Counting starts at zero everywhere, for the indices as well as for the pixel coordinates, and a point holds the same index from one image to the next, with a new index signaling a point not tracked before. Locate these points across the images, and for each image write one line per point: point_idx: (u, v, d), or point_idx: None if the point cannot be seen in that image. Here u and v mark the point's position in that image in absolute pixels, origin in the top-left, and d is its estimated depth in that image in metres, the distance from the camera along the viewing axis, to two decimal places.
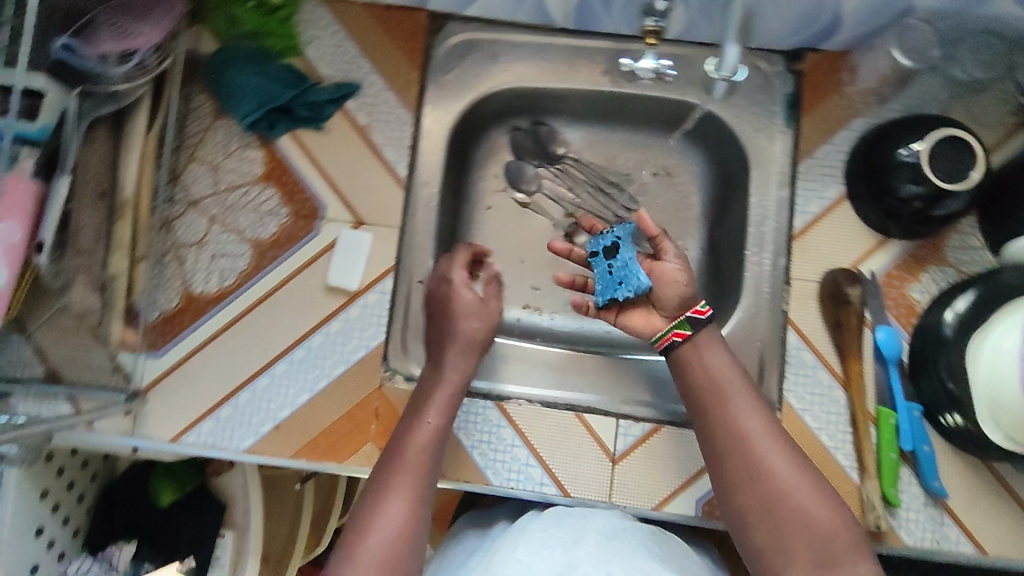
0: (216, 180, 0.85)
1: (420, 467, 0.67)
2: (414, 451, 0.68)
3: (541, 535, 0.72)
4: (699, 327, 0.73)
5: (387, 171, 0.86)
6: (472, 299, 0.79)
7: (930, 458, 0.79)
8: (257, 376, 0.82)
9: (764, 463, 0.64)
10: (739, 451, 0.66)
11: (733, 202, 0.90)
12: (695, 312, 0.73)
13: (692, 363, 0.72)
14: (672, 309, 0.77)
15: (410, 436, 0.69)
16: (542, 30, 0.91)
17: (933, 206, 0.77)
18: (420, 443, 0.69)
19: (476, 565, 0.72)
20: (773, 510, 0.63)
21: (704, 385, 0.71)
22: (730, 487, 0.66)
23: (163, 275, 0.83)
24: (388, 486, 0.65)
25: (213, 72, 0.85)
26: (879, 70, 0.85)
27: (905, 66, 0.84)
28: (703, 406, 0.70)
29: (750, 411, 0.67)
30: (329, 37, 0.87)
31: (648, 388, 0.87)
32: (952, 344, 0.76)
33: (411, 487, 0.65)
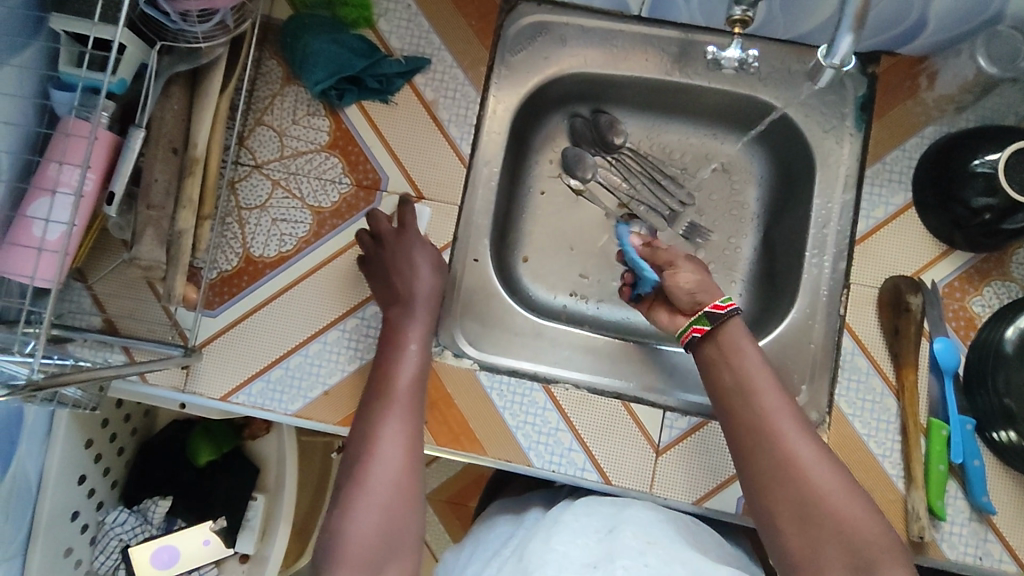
0: (282, 145, 0.86)
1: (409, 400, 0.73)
2: (401, 385, 0.73)
3: (574, 526, 0.70)
4: (716, 324, 0.72)
5: (450, 148, 0.86)
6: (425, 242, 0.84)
7: (979, 472, 0.77)
8: (309, 342, 0.83)
9: (796, 465, 0.62)
10: (771, 453, 0.63)
11: (793, 202, 0.91)
12: (715, 308, 0.72)
13: (718, 362, 0.71)
14: (689, 306, 0.76)
15: (397, 370, 0.75)
16: (614, 16, 0.90)
17: (1004, 219, 0.74)
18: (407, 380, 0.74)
19: (511, 552, 0.70)
20: (813, 520, 0.60)
21: (729, 387, 0.68)
22: (765, 491, 0.63)
23: (224, 236, 0.84)
24: (382, 418, 0.70)
25: (288, 37, 0.85)
26: (962, 77, 0.83)
27: (992, 74, 0.82)
28: (728, 403, 0.68)
29: (780, 415, 0.65)
30: (402, 10, 0.87)
31: (683, 380, 0.88)
32: (1013, 360, 0.75)
33: (406, 424, 0.70)
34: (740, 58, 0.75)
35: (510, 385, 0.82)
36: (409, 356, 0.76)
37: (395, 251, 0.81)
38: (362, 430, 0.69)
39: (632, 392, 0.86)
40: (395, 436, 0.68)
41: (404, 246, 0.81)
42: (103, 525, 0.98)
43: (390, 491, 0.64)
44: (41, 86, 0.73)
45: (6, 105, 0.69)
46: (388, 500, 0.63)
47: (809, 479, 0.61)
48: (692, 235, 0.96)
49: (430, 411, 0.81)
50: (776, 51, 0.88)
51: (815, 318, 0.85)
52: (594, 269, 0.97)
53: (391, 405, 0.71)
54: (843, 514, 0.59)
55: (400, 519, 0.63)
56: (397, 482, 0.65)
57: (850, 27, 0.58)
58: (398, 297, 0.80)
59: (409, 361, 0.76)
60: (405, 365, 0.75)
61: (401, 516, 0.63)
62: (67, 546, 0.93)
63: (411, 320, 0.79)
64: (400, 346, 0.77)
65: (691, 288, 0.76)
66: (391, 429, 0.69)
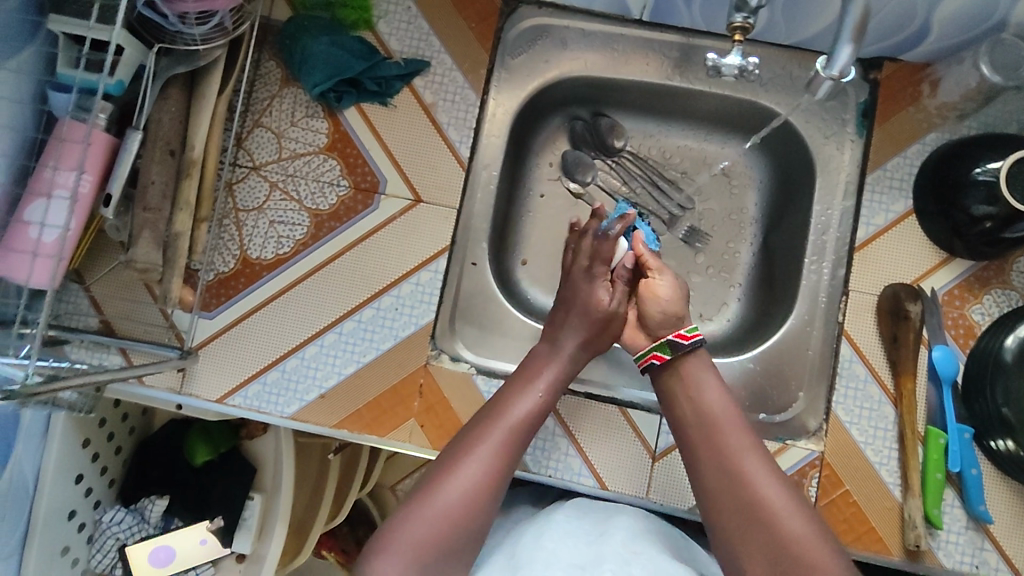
0: (280, 147, 0.85)
1: (504, 445, 0.66)
2: (513, 420, 0.68)
3: (567, 523, 0.71)
4: (677, 353, 0.73)
5: (449, 151, 0.86)
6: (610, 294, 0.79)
7: (977, 481, 0.76)
8: (307, 344, 0.83)
9: (763, 504, 0.62)
10: (739, 494, 0.63)
11: (793, 207, 0.90)
12: (677, 337, 0.73)
13: (680, 398, 0.71)
14: (655, 332, 0.77)
15: (518, 398, 0.70)
16: (615, 19, 0.89)
17: (1005, 228, 0.73)
18: (511, 421, 0.68)
19: (501, 547, 0.71)
20: (783, 562, 0.59)
21: (695, 424, 0.69)
22: (734, 535, 0.62)
23: (222, 237, 0.84)
24: (474, 444, 0.66)
25: (287, 39, 0.85)
26: (966, 85, 0.82)
27: (994, 82, 0.79)
28: (693, 444, 0.68)
29: (747, 453, 0.65)
30: (402, 13, 0.87)
31: None
32: (1013, 369, 0.75)
33: (486, 467, 0.64)
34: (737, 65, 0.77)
35: None
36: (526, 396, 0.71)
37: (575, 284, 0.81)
38: (448, 454, 0.66)
39: (626, 399, 0.85)
40: (478, 466, 0.64)
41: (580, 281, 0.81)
42: (100, 524, 0.99)
43: (460, 507, 0.62)
44: (39, 88, 0.73)
45: (5, 108, 0.69)
46: (451, 518, 0.61)
47: (777, 519, 0.61)
48: (692, 240, 0.96)
49: (427, 415, 0.82)
50: (778, 56, 0.88)
51: (813, 326, 0.85)
52: None
53: (486, 435, 0.66)
54: (816, 557, 0.58)
55: (455, 546, 0.62)
56: (465, 513, 0.62)
57: (849, 38, 0.58)
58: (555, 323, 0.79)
59: (533, 397, 0.71)
60: (526, 400, 0.70)
61: (455, 539, 0.61)
62: (64, 545, 0.93)
63: (547, 355, 0.76)
64: (529, 379, 0.73)
65: (666, 310, 0.76)
66: (473, 462, 0.64)
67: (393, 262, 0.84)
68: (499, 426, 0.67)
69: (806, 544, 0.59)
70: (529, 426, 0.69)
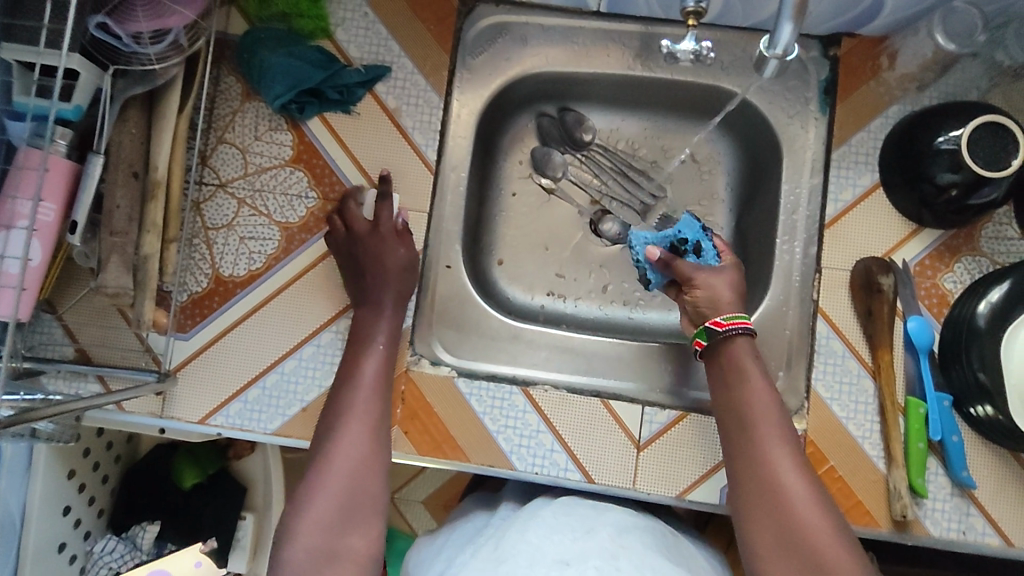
0: (245, 162, 0.85)
1: (365, 425, 0.70)
2: (368, 380, 0.74)
3: (553, 519, 0.71)
4: (714, 340, 0.75)
5: (416, 155, 0.86)
6: (401, 257, 0.81)
7: (958, 448, 0.77)
8: (285, 358, 0.82)
9: (783, 495, 0.65)
10: (763, 485, 0.67)
11: (762, 189, 0.91)
12: (712, 324, 0.76)
13: (724, 384, 0.74)
14: (694, 316, 0.79)
15: (364, 363, 0.75)
16: (573, 13, 0.89)
17: (969, 194, 0.75)
18: (358, 402, 0.72)
19: (487, 543, 0.71)
20: (793, 549, 0.62)
21: (733, 415, 0.72)
22: (751, 520, 0.66)
23: (193, 257, 0.84)
24: (344, 416, 0.71)
25: (243, 53, 0.84)
26: (922, 55, 0.82)
27: (949, 50, 0.81)
28: (732, 432, 0.72)
29: (778, 445, 0.68)
30: (359, 19, 0.87)
31: (651, 374, 0.87)
32: (986, 334, 0.75)
33: (361, 442, 0.69)
34: (694, 50, 0.73)
35: (489, 391, 0.82)
36: (360, 380, 0.74)
37: (372, 249, 0.79)
38: (324, 430, 0.70)
39: (610, 389, 0.86)
40: (359, 431, 0.69)
41: (383, 242, 0.80)
42: (91, 554, 0.97)
43: (355, 472, 0.67)
44: None
45: None
46: (348, 486, 0.66)
47: (796, 510, 0.64)
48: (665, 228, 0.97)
49: (410, 422, 0.81)
50: (737, 39, 0.88)
51: (791, 306, 0.85)
52: (569, 266, 0.98)
53: (353, 405, 0.71)
54: (821, 541, 0.62)
55: (355, 524, 0.65)
56: (358, 475, 0.67)
57: (790, 16, 0.58)
58: (369, 296, 0.79)
59: (377, 359, 0.76)
60: (372, 361, 0.75)
61: (360, 501, 0.66)
62: None
63: (377, 321, 0.78)
64: (368, 345, 0.77)
65: (698, 300, 0.78)
66: (352, 431, 0.69)
67: None
68: (352, 407, 0.71)
69: (818, 531, 0.62)
70: (379, 403, 0.73)
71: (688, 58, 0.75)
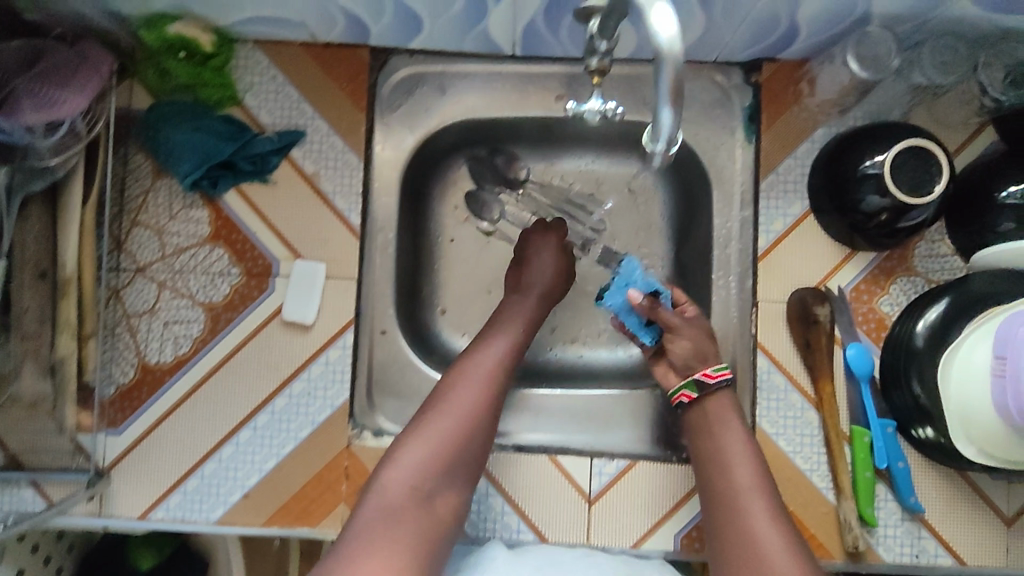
0: (162, 244, 0.82)
1: (485, 390, 0.75)
2: (497, 349, 0.79)
3: (555, 552, 0.75)
4: (704, 391, 0.78)
5: (339, 221, 0.83)
6: (551, 252, 0.88)
7: (905, 473, 0.79)
8: (222, 445, 0.80)
9: (756, 542, 0.66)
10: (738, 535, 0.67)
11: (696, 220, 0.90)
12: (703, 376, 0.77)
13: (703, 434, 0.76)
14: (681, 365, 0.80)
15: (496, 334, 0.80)
16: (490, 57, 0.85)
17: (899, 218, 0.75)
18: (487, 364, 0.77)
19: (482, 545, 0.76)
20: None
21: (709, 462, 0.74)
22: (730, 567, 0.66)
23: (116, 348, 0.81)
24: (463, 374, 0.76)
25: (148, 129, 0.80)
26: (839, 82, 0.79)
27: (863, 78, 0.77)
28: (711, 483, 0.73)
29: (752, 494, 0.70)
30: (267, 82, 0.83)
31: (600, 426, 0.87)
32: (924, 354, 0.76)
33: (471, 401, 0.73)
34: (600, 110, 0.62)
35: None
36: (490, 351, 0.78)
37: (534, 260, 0.87)
38: (442, 384, 0.76)
39: (558, 443, 0.85)
40: (473, 389, 0.74)
41: (539, 244, 0.88)
42: None
43: (459, 427, 0.71)
44: None
45: None
46: (450, 436, 0.71)
47: (768, 557, 0.64)
48: (607, 262, 0.96)
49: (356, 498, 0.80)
50: None
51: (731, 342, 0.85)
52: None
53: (475, 367, 0.76)
54: None
55: (444, 479, 0.69)
56: (464, 429, 0.72)
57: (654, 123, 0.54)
58: (519, 285, 0.86)
59: (508, 334, 0.81)
60: (505, 335, 0.81)
61: (457, 458, 0.70)
62: None
63: (522, 305, 0.84)
64: (503, 324, 0.83)
65: (684, 354, 0.80)
66: (469, 389, 0.74)
67: (299, 344, 0.81)
68: (472, 371, 0.75)
69: None
70: (503, 373, 0.77)
71: (596, 119, 0.64)
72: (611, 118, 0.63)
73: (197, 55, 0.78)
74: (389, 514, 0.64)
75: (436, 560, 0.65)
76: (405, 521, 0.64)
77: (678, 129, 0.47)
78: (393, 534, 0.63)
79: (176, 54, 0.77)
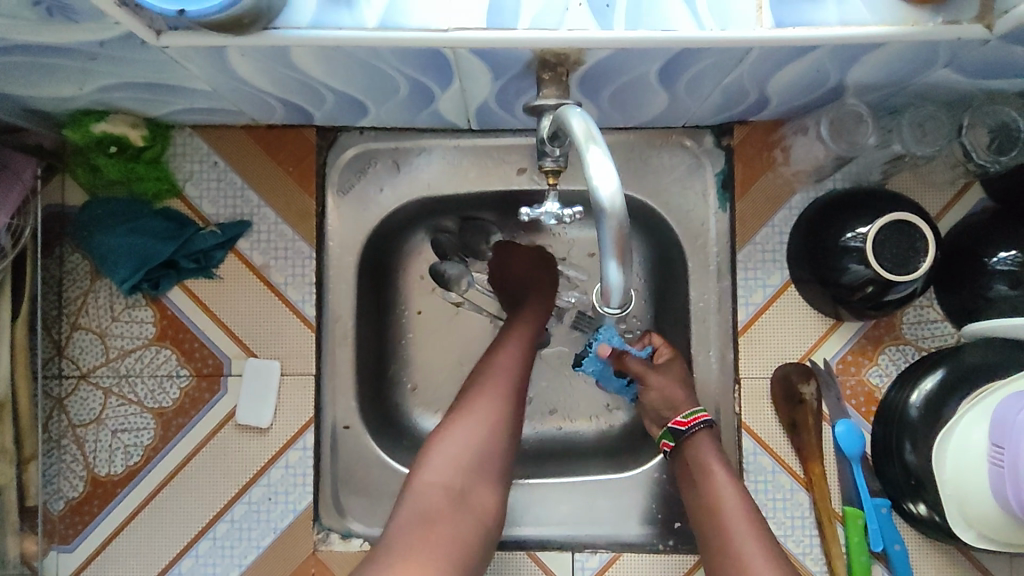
0: (105, 348, 0.77)
1: (510, 389, 0.71)
2: (516, 348, 0.76)
3: None
4: (680, 440, 0.74)
5: (293, 315, 0.78)
6: (535, 261, 0.84)
7: (902, 556, 0.75)
8: (181, 558, 0.76)
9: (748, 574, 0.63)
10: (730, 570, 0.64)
11: (671, 289, 0.84)
12: (675, 424, 0.74)
13: (686, 477, 0.73)
14: (656, 419, 0.78)
15: (512, 335, 0.77)
16: (447, 131, 0.80)
17: (886, 292, 0.70)
18: (508, 366, 0.73)
19: None
20: None
21: (694, 495, 0.71)
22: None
23: (63, 461, 0.77)
24: (487, 376, 0.72)
25: (82, 231, 0.76)
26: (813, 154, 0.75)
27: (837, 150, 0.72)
28: (700, 518, 0.70)
29: (741, 528, 0.66)
30: (210, 170, 0.78)
31: (580, 514, 0.82)
32: (918, 425, 0.71)
33: (499, 402, 0.70)
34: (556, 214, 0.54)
35: None
36: (509, 353, 0.75)
37: (521, 272, 0.83)
38: (466, 388, 0.72)
39: (536, 536, 0.82)
40: (499, 389, 0.71)
41: (515, 257, 0.84)
42: None
43: (489, 429, 0.68)
44: None
45: None
46: (479, 440, 0.67)
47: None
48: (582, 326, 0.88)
49: None
50: (627, 139, 0.81)
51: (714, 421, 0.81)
52: None
53: (496, 368, 0.73)
54: None
55: (477, 484, 0.65)
56: (493, 432, 0.68)
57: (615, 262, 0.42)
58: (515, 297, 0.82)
59: (524, 334, 0.77)
60: (521, 335, 0.77)
61: (489, 461, 0.67)
62: None
63: (522, 314, 0.80)
64: (516, 324, 0.78)
65: (654, 402, 0.76)
66: (494, 391, 0.71)
67: (257, 448, 0.77)
68: (495, 373, 0.72)
69: None
70: (522, 375, 0.74)
71: (553, 224, 0.55)
72: (570, 222, 0.54)
73: (129, 149, 0.73)
74: (424, 520, 0.61)
75: (473, 565, 0.62)
76: (441, 526, 0.61)
77: (629, 286, 0.43)
78: (429, 540, 0.60)
79: (105, 151, 0.72)
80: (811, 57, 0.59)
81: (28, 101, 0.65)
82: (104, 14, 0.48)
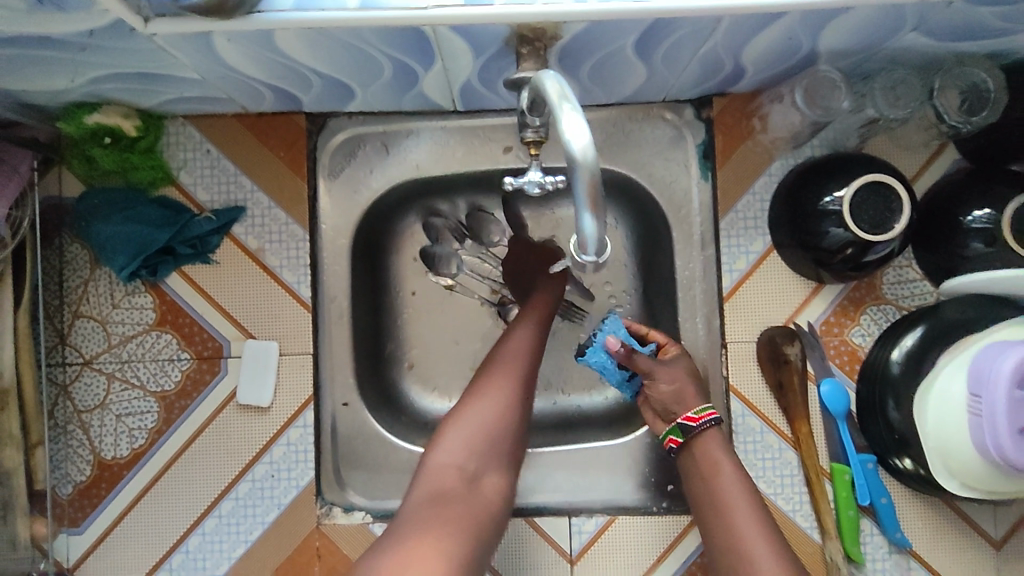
0: (107, 335, 0.79)
1: (520, 372, 0.72)
2: (526, 331, 0.76)
3: None
4: (690, 436, 0.73)
5: (288, 296, 0.80)
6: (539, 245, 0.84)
7: (889, 509, 0.77)
8: (189, 535, 0.78)
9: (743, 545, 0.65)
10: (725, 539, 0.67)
11: (657, 260, 0.86)
12: (686, 421, 0.73)
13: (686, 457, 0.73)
14: (661, 412, 0.76)
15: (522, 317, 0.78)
16: (433, 112, 0.82)
17: (865, 253, 0.72)
18: (517, 349, 0.74)
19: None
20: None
21: (692, 471, 0.72)
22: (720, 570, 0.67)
23: (69, 447, 0.79)
24: (496, 360, 0.73)
25: (80, 220, 0.78)
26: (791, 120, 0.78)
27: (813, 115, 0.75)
28: (698, 492, 0.71)
29: (737, 502, 0.68)
30: (202, 158, 0.80)
31: (576, 481, 0.84)
32: (899, 381, 0.73)
33: (508, 385, 0.71)
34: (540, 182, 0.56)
35: None
36: (519, 335, 0.76)
37: (524, 256, 0.84)
38: (478, 372, 0.74)
39: (534, 504, 0.84)
40: (507, 372, 0.72)
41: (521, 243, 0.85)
42: None
43: (499, 412, 0.70)
44: None
45: None
46: (489, 423, 0.69)
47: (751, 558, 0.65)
48: (569, 317, 0.89)
49: None
50: (609, 114, 0.83)
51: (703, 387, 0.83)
52: None
53: (506, 352, 0.74)
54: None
55: (487, 465, 0.68)
56: (503, 414, 0.70)
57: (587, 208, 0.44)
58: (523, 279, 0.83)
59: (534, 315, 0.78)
60: (531, 316, 0.77)
61: (498, 443, 0.69)
62: None
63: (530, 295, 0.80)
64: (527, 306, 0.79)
65: (663, 398, 0.75)
66: (503, 374, 0.72)
67: (259, 426, 0.79)
68: (504, 357, 0.73)
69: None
70: (533, 355, 0.74)
71: (536, 192, 0.57)
72: (552, 189, 0.57)
73: (123, 139, 0.75)
74: (436, 500, 0.64)
75: (486, 541, 0.64)
76: (453, 505, 0.64)
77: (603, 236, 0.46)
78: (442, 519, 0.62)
79: (101, 142, 0.74)
80: (781, 25, 0.61)
81: (22, 95, 0.66)
82: (94, 3, 0.50)
